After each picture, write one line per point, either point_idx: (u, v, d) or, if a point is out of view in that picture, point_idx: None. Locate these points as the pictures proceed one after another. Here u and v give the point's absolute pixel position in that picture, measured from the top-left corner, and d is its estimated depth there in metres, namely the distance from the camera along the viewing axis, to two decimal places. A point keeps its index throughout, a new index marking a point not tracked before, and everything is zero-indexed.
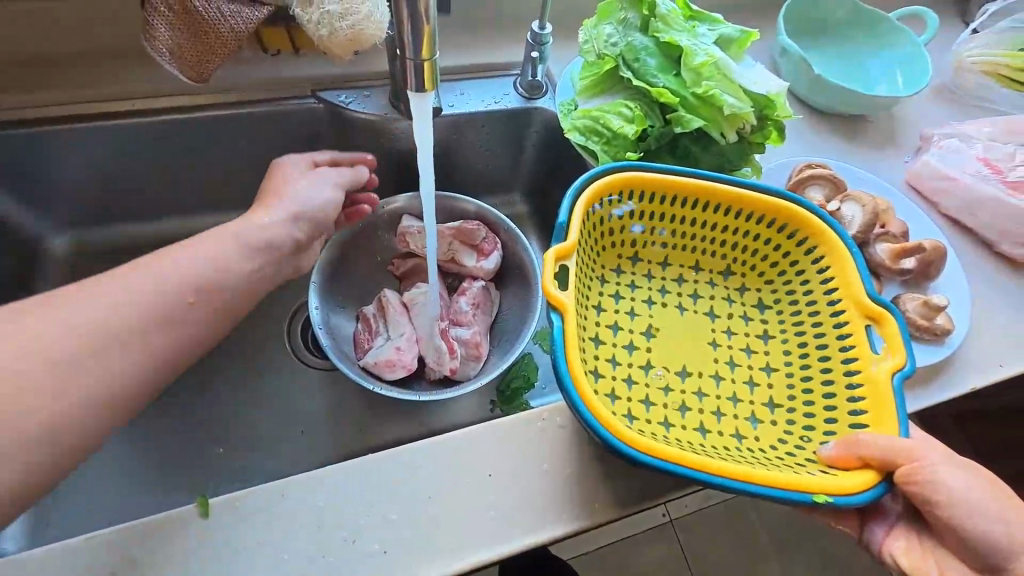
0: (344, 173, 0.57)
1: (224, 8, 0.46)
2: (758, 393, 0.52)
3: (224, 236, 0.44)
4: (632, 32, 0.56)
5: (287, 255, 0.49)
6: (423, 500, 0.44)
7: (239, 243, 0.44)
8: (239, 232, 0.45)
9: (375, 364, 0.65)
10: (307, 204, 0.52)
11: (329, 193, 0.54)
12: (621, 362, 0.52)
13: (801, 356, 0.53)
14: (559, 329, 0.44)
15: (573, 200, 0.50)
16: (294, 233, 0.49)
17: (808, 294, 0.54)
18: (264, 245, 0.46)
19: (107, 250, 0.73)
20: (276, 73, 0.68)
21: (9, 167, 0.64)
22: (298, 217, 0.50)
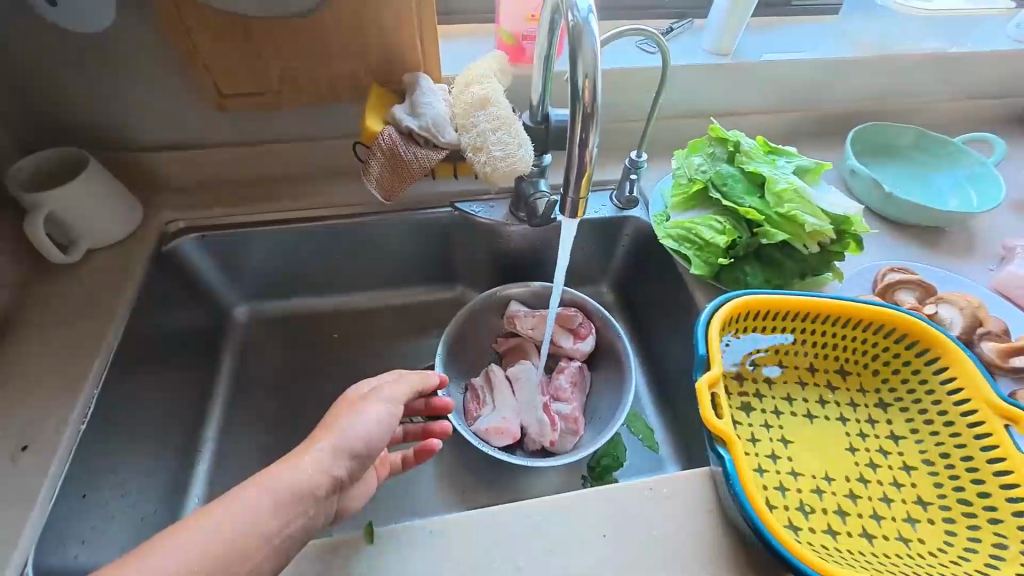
0: (399, 391, 0.53)
1: (418, 153, 0.64)
2: (909, 498, 0.49)
3: (265, 484, 0.42)
4: (719, 163, 0.68)
5: (325, 498, 0.44)
6: (547, 552, 0.49)
7: (278, 497, 0.41)
8: (277, 478, 0.42)
9: (485, 431, 0.74)
10: (356, 436, 0.47)
11: (380, 418, 0.49)
12: (768, 472, 0.49)
13: (942, 457, 0.50)
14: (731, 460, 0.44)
15: (706, 327, 0.52)
16: (334, 471, 0.45)
17: (930, 393, 0.53)
18: (298, 495, 0.42)
19: (272, 320, 0.89)
20: (425, 188, 0.87)
21: (223, 258, 0.81)
22: (341, 453, 0.45)
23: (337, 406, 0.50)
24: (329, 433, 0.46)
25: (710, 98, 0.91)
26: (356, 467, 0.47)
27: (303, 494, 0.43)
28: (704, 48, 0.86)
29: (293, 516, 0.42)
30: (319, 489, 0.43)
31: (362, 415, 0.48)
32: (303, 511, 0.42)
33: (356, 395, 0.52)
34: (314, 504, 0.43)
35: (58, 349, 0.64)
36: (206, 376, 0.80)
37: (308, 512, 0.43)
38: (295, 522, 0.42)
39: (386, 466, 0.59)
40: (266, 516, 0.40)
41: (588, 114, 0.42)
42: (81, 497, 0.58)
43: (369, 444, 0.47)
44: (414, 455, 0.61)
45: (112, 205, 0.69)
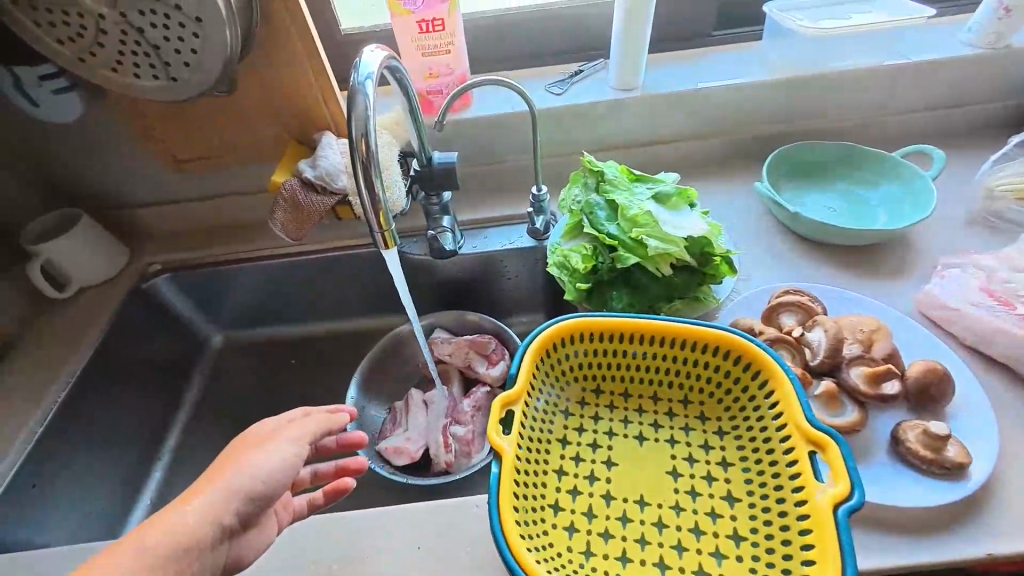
0: (313, 425, 0.52)
1: (313, 199, 0.74)
2: (721, 530, 0.47)
3: (142, 543, 0.40)
4: (590, 192, 0.71)
5: (213, 546, 0.43)
6: (370, 557, 0.55)
7: (153, 557, 0.39)
8: (157, 535, 0.40)
9: (385, 450, 0.79)
10: (249, 479, 0.45)
11: (283, 458, 0.47)
12: (580, 494, 0.50)
13: (762, 487, 0.48)
14: (496, 474, 0.45)
15: (524, 349, 0.54)
16: (223, 519, 0.43)
17: (760, 419, 0.51)
18: (179, 547, 0.40)
19: (237, 348, 1.01)
20: (354, 231, 0.94)
21: (197, 294, 0.95)
22: (232, 499, 0.44)
23: (239, 447, 0.48)
24: (217, 481, 0.44)
25: (625, 129, 0.93)
26: (252, 511, 0.45)
27: (184, 548, 0.41)
28: (611, 85, 0.90)
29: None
30: (204, 541, 0.42)
31: (259, 456, 0.47)
32: (186, 568, 0.41)
33: (269, 432, 0.50)
34: (198, 559, 0.42)
35: (37, 367, 0.79)
36: (174, 396, 0.92)
37: (191, 568, 0.41)
38: None
39: (291, 510, 0.56)
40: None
41: (366, 162, 0.49)
42: (30, 486, 0.69)
43: (267, 486, 0.46)
44: (324, 496, 0.58)
45: (97, 252, 0.86)
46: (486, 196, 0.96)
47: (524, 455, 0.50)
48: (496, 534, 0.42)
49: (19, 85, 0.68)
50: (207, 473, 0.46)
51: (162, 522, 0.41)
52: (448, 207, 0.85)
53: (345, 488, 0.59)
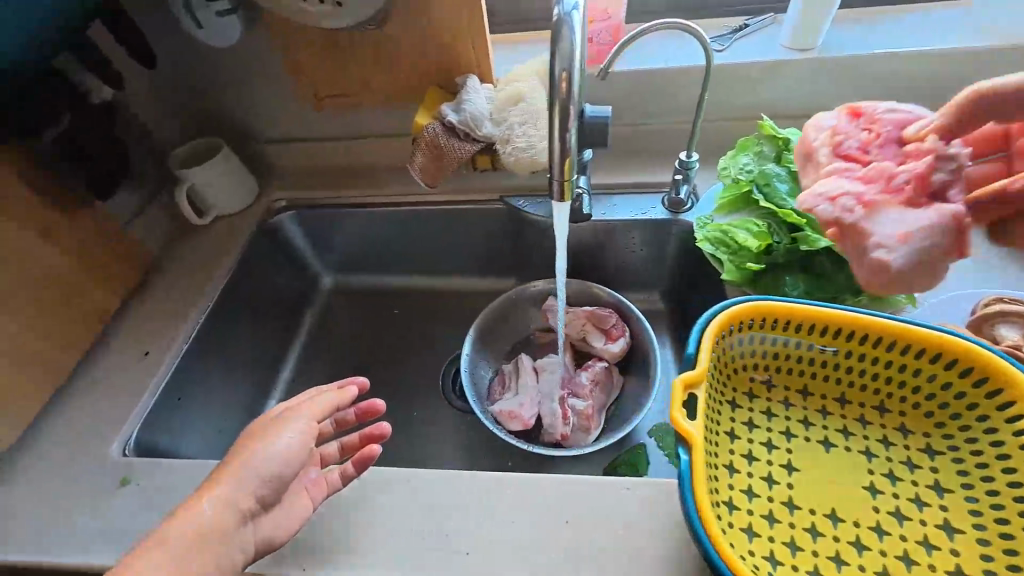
0: (321, 401, 0.56)
1: (457, 144, 0.71)
2: (941, 565, 0.41)
3: (168, 533, 0.45)
4: (767, 162, 0.63)
5: (237, 530, 0.47)
6: (509, 522, 0.51)
7: (176, 546, 0.44)
8: (183, 525, 0.46)
9: (499, 413, 0.77)
10: (262, 463, 0.49)
11: (291, 438, 0.51)
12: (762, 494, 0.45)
13: (998, 523, 0.41)
14: (687, 463, 0.42)
15: (706, 327, 0.48)
16: (243, 503, 0.47)
17: (997, 447, 0.43)
18: (208, 531, 0.45)
19: (344, 292, 1.02)
20: (474, 185, 0.91)
21: (315, 235, 0.97)
22: (245, 485, 0.48)
23: (252, 436, 0.53)
24: (231, 471, 0.48)
25: (792, 96, 0.81)
26: (271, 494, 0.49)
27: (209, 532, 0.46)
28: (782, 44, 0.79)
29: (200, 559, 0.45)
30: (230, 525, 0.46)
31: (266, 443, 0.51)
32: (211, 553, 0.45)
33: (275, 419, 0.54)
34: (219, 542, 0.46)
35: (176, 286, 0.81)
36: (290, 331, 0.95)
37: (215, 552, 0.45)
38: (203, 564, 0.45)
39: (323, 486, 0.53)
40: (169, 563, 0.44)
41: (564, 103, 0.44)
42: (176, 398, 0.72)
43: (281, 469, 0.50)
44: (354, 466, 0.54)
45: (235, 184, 0.89)
46: (613, 160, 0.89)
47: (707, 446, 0.45)
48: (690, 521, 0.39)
49: (188, 6, 0.69)
50: (225, 460, 0.51)
51: (186, 514, 0.46)
52: (586, 167, 0.78)
53: (373, 454, 0.54)
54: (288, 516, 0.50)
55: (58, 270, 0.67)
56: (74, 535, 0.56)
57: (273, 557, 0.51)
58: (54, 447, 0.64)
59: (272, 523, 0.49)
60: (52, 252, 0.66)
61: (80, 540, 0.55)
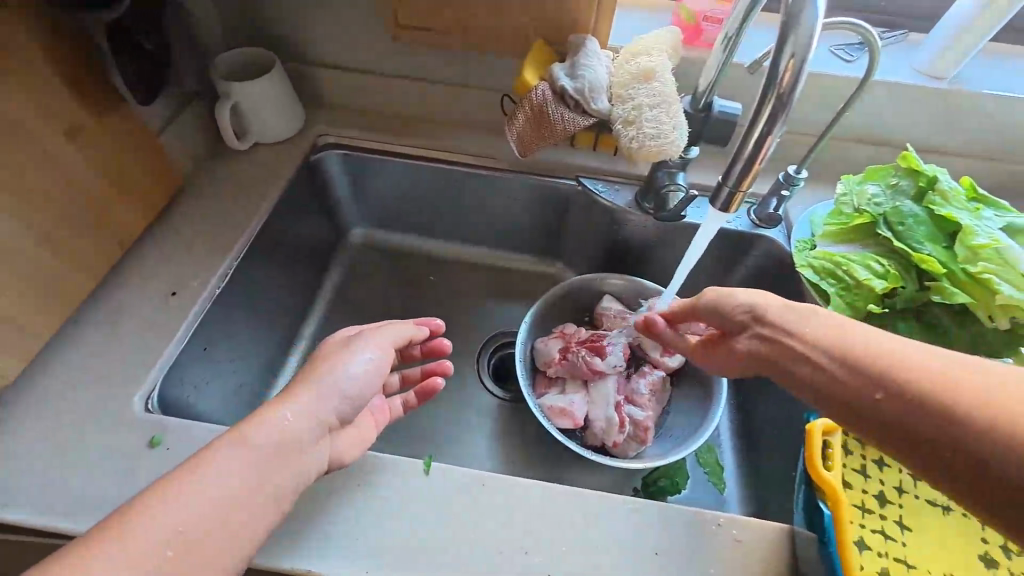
0: (396, 330, 0.55)
1: (566, 115, 0.62)
2: None
3: (241, 440, 0.42)
4: (902, 198, 0.59)
5: (315, 445, 0.45)
6: (593, 546, 0.48)
7: (252, 453, 0.42)
8: (255, 434, 0.43)
9: (550, 409, 0.72)
10: (343, 380, 0.48)
11: (370, 359, 0.51)
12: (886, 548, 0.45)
13: None
14: (830, 518, 0.43)
15: None
16: (324, 418, 0.46)
17: None
18: (286, 440, 0.44)
19: (378, 250, 0.93)
20: (547, 157, 0.83)
21: (358, 182, 0.87)
22: (325, 399, 0.47)
23: (322, 355, 0.51)
24: (309, 384, 0.47)
25: (908, 124, 0.76)
26: (349, 411, 0.49)
27: (287, 444, 0.44)
28: (913, 66, 0.74)
29: (279, 466, 0.42)
30: (307, 437, 0.45)
31: (344, 361, 0.49)
32: (290, 465, 0.43)
33: (346, 340, 0.53)
34: (299, 455, 0.44)
35: (208, 219, 0.71)
36: (316, 283, 0.85)
37: (292, 465, 0.43)
38: (282, 476, 0.42)
39: (388, 412, 0.56)
40: (247, 470, 0.41)
41: (780, 103, 0.37)
42: (203, 348, 0.64)
43: (362, 389, 0.49)
44: (416, 396, 0.58)
45: (283, 109, 0.78)
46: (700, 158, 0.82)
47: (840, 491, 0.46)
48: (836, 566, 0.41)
49: None
50: (297, 373, 0.49)
51: (263, 421, 0.44)
52: (686, 164, 0.72)
53: (435, 389, 0.58)
54: (354, 438, 0.50)
55: (83, 181, 0.56)
56: (90, 496, 0.49)
57: (337, 550, 0.47)
58: (68, 391, 0.56)
59: (338, 439, 0.49)
60: (77, 158, 0.56)
61: (103, 506, 0.48)
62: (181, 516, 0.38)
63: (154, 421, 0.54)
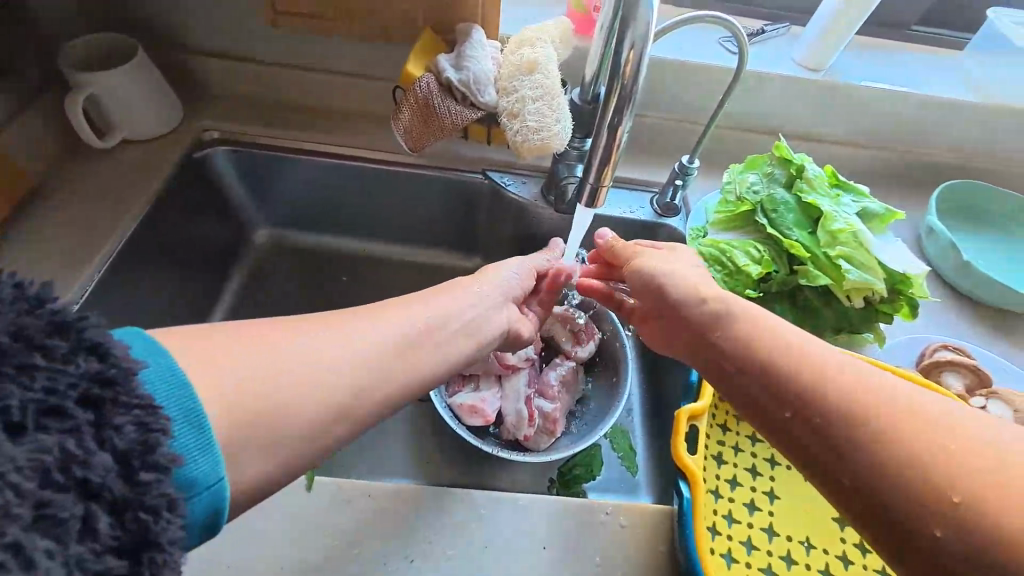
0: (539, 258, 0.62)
1: (452, 108, 0.60)
2: None
3: (443, 293, 0.47)
4: (776, 186, 0.62)
5: (501, 308, 0.52)
6: (481, 548, 0.47)
7: (461, 300, 0.48)
8: (459, 290, 0.49)
9: (460, 407, 0.72)
10: (515, 269, 0.57)
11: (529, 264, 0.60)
12: (752, 522, 0.47)
13: None
14: (690, 500, 0.45)
15: None
16: (506, 292, 0.54)
17: None
18: (479, 301, 0.50)
19: (282, 251, 0.86)
20: (454, 151, 0.81)
21: (251, 180, 0.80)
22: (501, 279, 0.54)
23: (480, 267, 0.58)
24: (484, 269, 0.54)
25: (791, 113, 0.80)
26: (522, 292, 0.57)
27: (482, 304, 0.50)
28: (794, 58, 0.78)
29: (480, 317, 0.49)
30: (495, 303, 0.51)
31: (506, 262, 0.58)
32: (480, 315, 0.49)
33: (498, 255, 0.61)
34: (489, 311, 0.50)
35: (70, 227, 0.65)
36: (211, 290, 0.78)
37: (489, 316, 0.50)
38: (480, 319, 0.48)
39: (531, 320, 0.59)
40: (449, 314, 0.46)
41: (625, 94, 0.38)
42: None
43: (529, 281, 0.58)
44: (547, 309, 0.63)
45: (152, 100, 0.71)
46: None
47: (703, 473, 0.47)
48: (690, 547, 0.43)
49: None
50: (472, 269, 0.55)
51: (460, 287, 0.49)
52: (584, 155, 0.72)
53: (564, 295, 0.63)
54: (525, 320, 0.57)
55: None
56: None
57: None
58: None
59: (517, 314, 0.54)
60: None
61: None
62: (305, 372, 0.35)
63: None
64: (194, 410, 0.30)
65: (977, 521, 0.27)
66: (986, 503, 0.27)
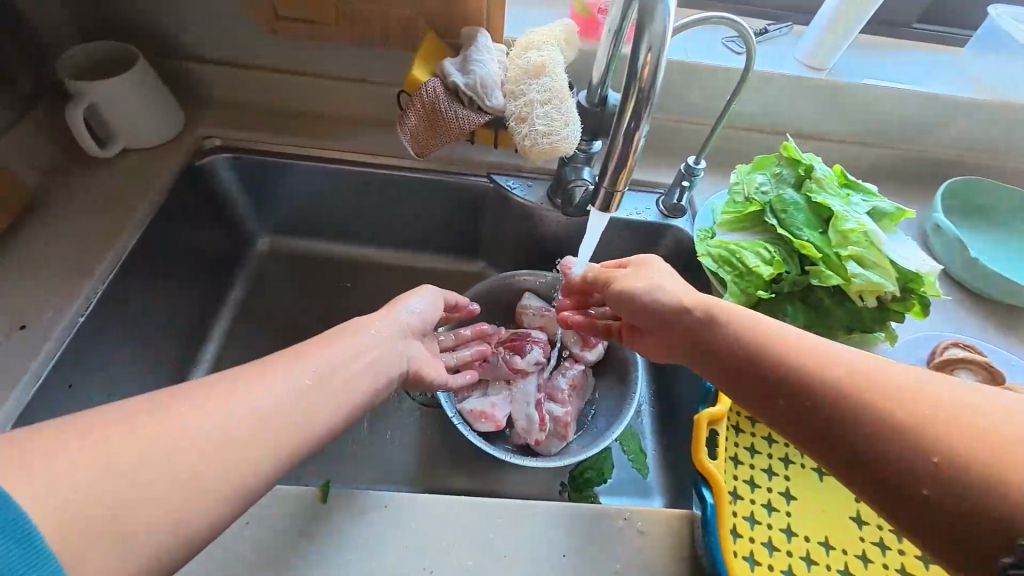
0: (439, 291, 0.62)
1: (459, 112, 0.60)
2: None
3: (348, 333, 0.47)
4: (784, 186, 0.62)
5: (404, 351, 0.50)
6: (498, 558, 0.47)
7: (364, 339, 0.47)
8: (360, 328, 0.48)
9: (470, 412, 0.71)
10: (416, 310, 0.55)
11: (432, 301, 0.58)
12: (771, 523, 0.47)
13: None
14: (712, 504, 0.44)
15: None
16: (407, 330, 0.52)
17: None
18: (379, 343, 0.48)
19: (284, 258, 0.85)
20: (458, 154, 0.80)
21: (253, 187, 0.80)
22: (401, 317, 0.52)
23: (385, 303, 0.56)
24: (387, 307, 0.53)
25: (795, 112, 0.79)
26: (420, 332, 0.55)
27: (385, 344, 0.48)
28: (798, 57, 0.77)
29: (382, 356, 0.47)
30: (395, 342, 0.50)
31: (411, 297, 0.56)
32: (380, 356, 0.47)
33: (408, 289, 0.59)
34: (396, 349, 0.49)
35: (70, 237, 0.64)
36: (214, 298, 0.78)
37: (390, 356, 0.48)
38: (378, 359, 0.47)
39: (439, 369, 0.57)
40: (354, 353, 0.45)
41: (643, 97, 0.37)
42: (66, 385, 0.57)
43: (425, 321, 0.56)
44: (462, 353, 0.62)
45: (152, 110, 0.70)
46: None
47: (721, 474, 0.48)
48: (713, 550, 0.42)
49: None
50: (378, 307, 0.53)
51: (358, 325, 0.48)
52: (592, 158, 0.71)
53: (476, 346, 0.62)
54: (430, 360, 0.55)
55: None
56: None
57: None
58: None
59: (419, 351, 0.53)
60: None
61: None
62: (207, 441, 0.33)
63: None
64: (19, 523, 0.26)
65: (979, 483, 0.28)
66: (982, 466, 0.28)
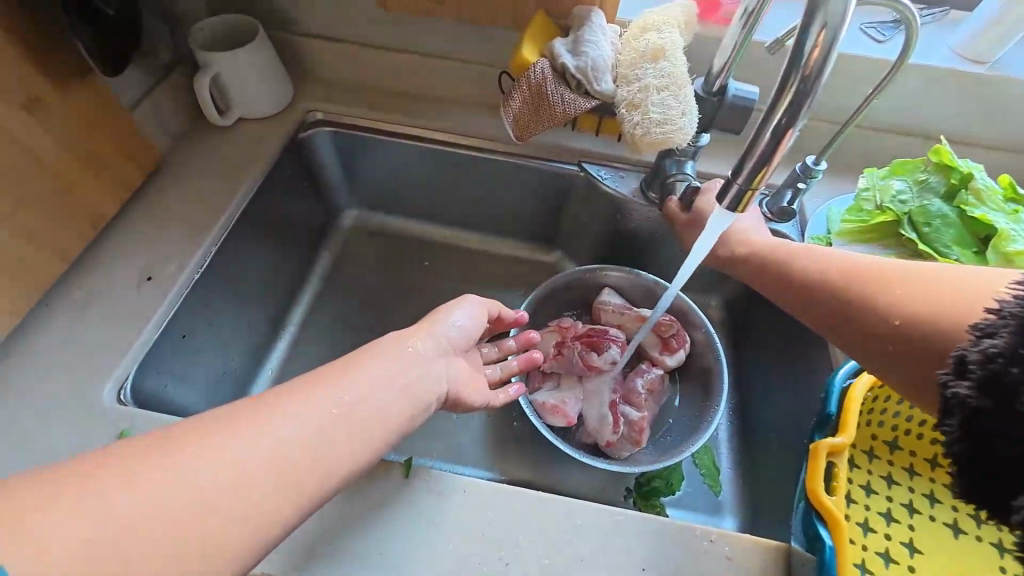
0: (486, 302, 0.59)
1: (566, 96, 0.57)
2: None
3: (395, 345, 0.44)
4: (930, 195, 0.54)
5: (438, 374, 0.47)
6: (576, 559, 0.45)
7: (405, 353, 0.44)
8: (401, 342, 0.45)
9: (542, 406, 0.69)
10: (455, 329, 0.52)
11: (475, 317, 0.55)
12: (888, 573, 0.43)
13: None
14: (830, 547, 0.40)
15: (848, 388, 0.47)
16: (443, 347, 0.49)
17: None
18: (412, 363, 0.44)
19: (369, 232, 0.88)
20: (548, 140, 0.78)
21: (347, 161, 0.82)
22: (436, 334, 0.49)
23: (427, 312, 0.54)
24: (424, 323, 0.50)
25: (940, 111, 0.69)
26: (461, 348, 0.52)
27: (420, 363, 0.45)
28: (952, 48, 0.67)
29: (417, 377, 0.44)
30: (431, 363, 0.46)
31: (452, 310, 0.53)
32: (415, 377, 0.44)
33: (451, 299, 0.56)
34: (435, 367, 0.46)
35: (188, 199, 0.69)
36: (304, 266, 0.81)
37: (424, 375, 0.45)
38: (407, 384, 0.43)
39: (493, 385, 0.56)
40: (394, 369, 0.42)
41: (804, 87, 0.33)
42: (181, 336, 0.61)
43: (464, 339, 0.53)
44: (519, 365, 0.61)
45: (266, 83, 0.73)
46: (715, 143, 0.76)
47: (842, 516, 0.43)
48: None
49: None
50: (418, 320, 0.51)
51: (395, 341, 0.45)
52: (697, 151, 0.66)
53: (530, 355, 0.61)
54: (474, 380, 0.52)
55: (48, 155, 0.54)
56: None
57: (307, 554, 0.45)
58: (42, 379, 0.54)
59: (458, 372, 0.50)
60: (40, 136, 0.54)
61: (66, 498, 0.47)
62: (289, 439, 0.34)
63: (126, 413, 0.52)
64: None
65: None
66: None
